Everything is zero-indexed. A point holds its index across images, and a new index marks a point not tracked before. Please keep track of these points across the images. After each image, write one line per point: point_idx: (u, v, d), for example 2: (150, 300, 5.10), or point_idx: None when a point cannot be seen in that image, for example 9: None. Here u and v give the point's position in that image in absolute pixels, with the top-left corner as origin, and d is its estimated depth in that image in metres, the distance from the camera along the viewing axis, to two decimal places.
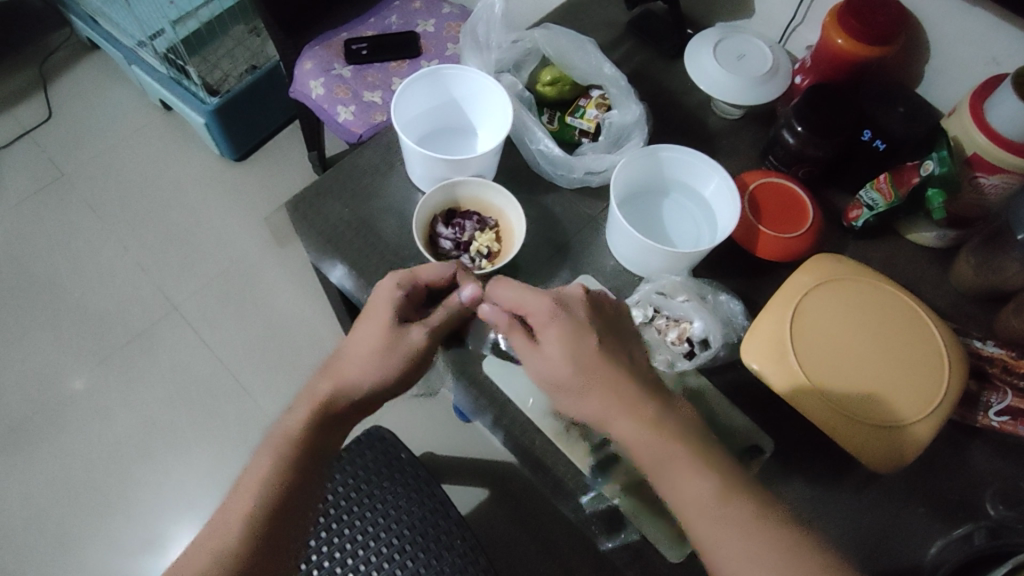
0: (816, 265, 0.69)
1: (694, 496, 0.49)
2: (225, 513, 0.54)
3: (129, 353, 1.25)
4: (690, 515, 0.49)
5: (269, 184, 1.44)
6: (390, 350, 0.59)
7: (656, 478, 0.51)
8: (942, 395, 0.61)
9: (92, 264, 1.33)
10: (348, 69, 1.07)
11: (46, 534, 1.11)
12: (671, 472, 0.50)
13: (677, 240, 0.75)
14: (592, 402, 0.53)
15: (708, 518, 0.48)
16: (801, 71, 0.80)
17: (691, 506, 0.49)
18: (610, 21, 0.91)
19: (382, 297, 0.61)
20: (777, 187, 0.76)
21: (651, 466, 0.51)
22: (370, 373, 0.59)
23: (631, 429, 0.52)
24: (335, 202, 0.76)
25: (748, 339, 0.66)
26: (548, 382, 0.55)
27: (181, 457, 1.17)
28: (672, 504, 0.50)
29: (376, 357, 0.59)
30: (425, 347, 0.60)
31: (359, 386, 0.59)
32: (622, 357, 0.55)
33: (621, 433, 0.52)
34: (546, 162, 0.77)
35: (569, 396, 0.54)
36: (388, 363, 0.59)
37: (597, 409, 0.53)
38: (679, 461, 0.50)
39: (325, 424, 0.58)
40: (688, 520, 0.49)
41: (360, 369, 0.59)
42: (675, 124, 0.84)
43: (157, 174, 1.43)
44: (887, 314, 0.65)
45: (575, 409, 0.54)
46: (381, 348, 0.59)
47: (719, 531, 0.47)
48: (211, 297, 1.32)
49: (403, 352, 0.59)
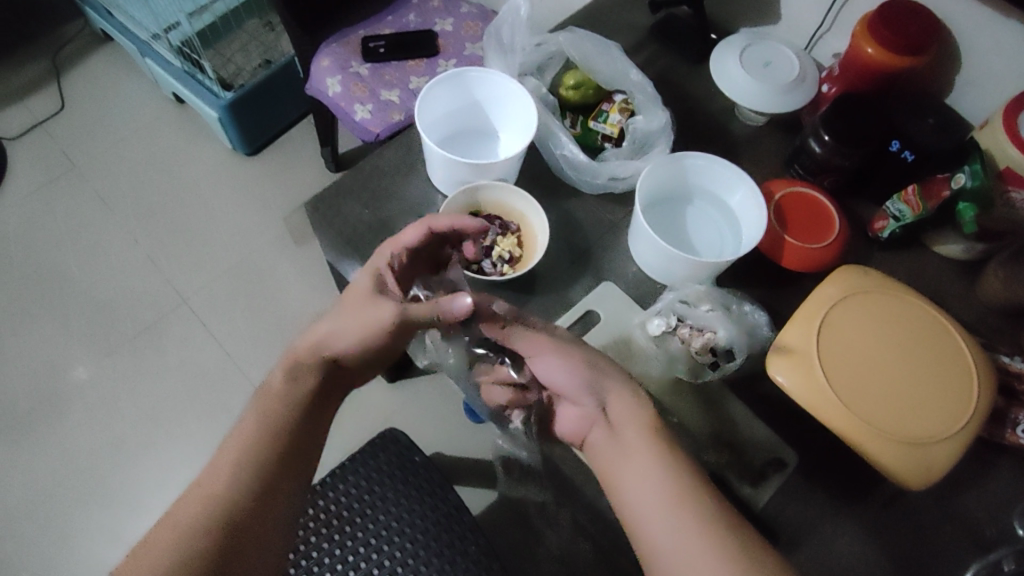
0: (845, 274, 0.70)
1: (656, 474, 0.54)
2: (218, 464, 0.56)
3: (136, 347, 1.25)
4: (644, 487, 0.53)
5: (279, 179, 1.41)
6: (365, 307, 0.60)
7: (626, 458, 0.56)
8: (969, 413, 0.62)
9: (97, 256, 1.32)
10: (365, 67, 1.07)
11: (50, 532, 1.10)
12: (645, 454, 0.55)
13: (701, 250, 0.74)
14: (597, 375, 0.60)
15: (663, 491, 0.52)
16: (828, 79, 0.79)
17: (645, 483, 0.53)
18: (632, 23, 0.90)
19: (369, 266, 0.64)
20: (801, 197, 0.75)
21: (626, 441, 0.56)
22: (347, 329, 0.60)
23: (626, 409, 0.58)
24: (355, 202, 0.76)
25: (774, 351, 0.67)
26: (537, 353, 0.62)
27: (185, 452, 1.17)
28: (631, 482, 0.54)
29: (355, 311, 0.60)
30: (395, 331, 0.60)
31: (331, 347, 0.61)
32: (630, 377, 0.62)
33: (612, 411, 0.59)
34: (569, 167, 0.76)
35: (565, 361, 0.61)
36: (359, 325, 0.60)
37: (594, 383, 0.60)
38: (652, 448, 0.55)
39: (298, 380, 0.61)
40: (639, 496, 0.53)
41: (336, 330, 0.61)
42: (698, 129, 0.83)
43: (163, 165, 1.41)
44: (915, 330, 0.66)
45: (566, 375, 0.61)
46: (361, 305, 0.60)
47: (669, 504, 0.52)
48: (220, 292, 1.30)
49: (373, 318, 0.59)
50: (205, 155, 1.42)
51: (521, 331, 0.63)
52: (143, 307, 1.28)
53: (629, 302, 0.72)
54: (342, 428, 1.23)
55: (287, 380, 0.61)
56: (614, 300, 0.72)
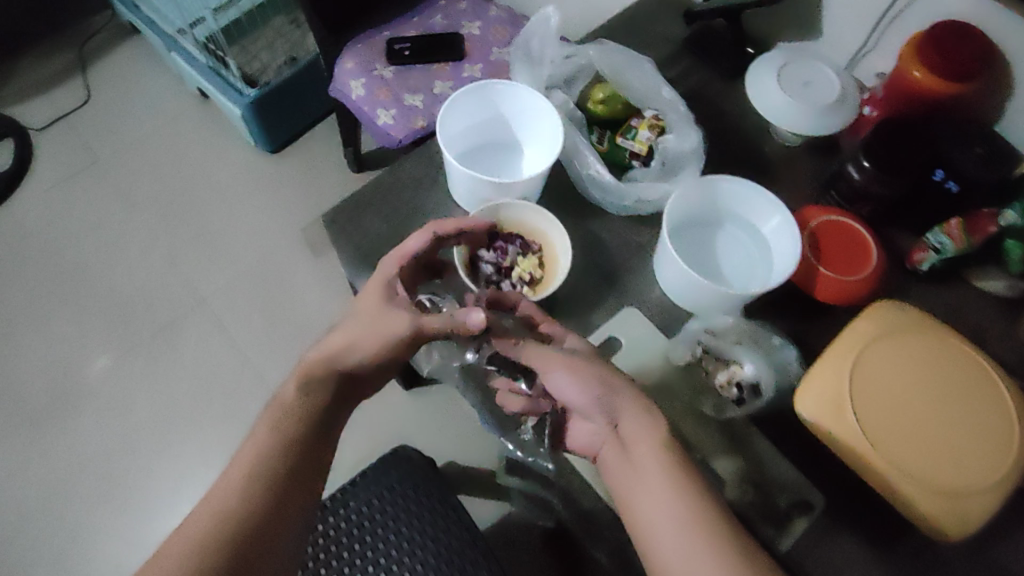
0: (880, 310, 0.67)
1: (670, 498, 0.51)
2: (229, 480, 0.53)
3: (155, 345, 1.25)
4: (658, 513, 0.51)
5: (301, 177, 1.40)
6: (380, 317, 0.61)
7: (640, 480, 0.53)
8: (1008, 463, 0.59)
9: (121, 252, 1.32)
10: (390, 70, 1.04)
11: (68, 529, 1.11)
12: (659, 476, 0.52)
13: (730, 278, 0.71)
14: (607, 390, 0.57)
15: (679, 518, 0.50)
16: (869, 101, 0.75)
17: (658, 508, 0.51)
18: (666, 35, 0.87)
19: (378, 274, 0.64)
20: (839, 226, 0.72)
21: (638, 459, 0.54)
22: (360, 338, 0.61)
23: (636, 425, 0.56)
24: (375, 216, 0.74)
25: (803, 389, 0.64)
26: (550, 368, 0.60)
27: (199, 453, 1.17)
28: (643, 507, 0.52)
29: (368, 321, 0.61)
30: (409, 341, 0.61)
31: (344, 357, 0.61)
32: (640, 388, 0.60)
33: (624, 428, 0.56)
34: (595, 187, 0.74)
35: (577, 375, 0.58)
36: (373, 336, 0.61)
37: (604, 395, 0.57)
38: (664, 467, 0.53)
39: (313, 388, 0.59)
40: (654, 520, 0.51)
41: (349, 339, 0.61)
42: (731, 149, 0.80)
43: (188, 161, 1.41)
44: (954, 370, 0.63)
45: (580, 392, 0.59)
46: (376, 315, 0.61)
47: (685, 531, 0.49)
48: (239, 291, 1.30)
49: (388, 329, 0.60)
50: (228, 152, 1.42)
51: (532, 348, 0.62)
52: (163, 305, 1.28)
53: (654, 329, 0.69)
54: (357, 434, 1.22)
55: (302, 390, 0.59)
56: (637, 326, 0.69)
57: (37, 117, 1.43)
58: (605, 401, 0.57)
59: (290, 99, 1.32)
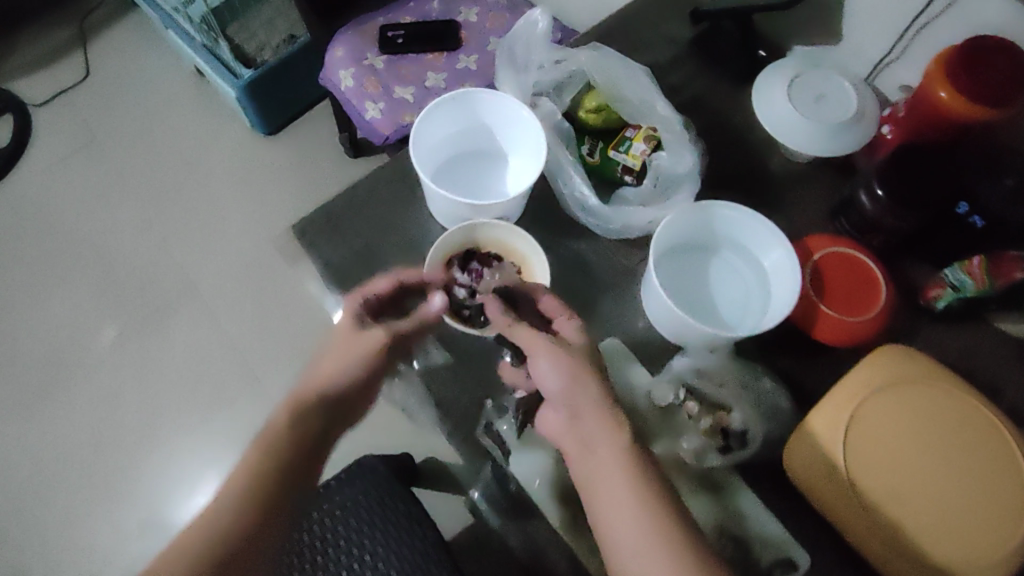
0: (889, 356, 0.61)
1: (638, 509, 0.48)
2: (213, 515, 0.51)
3: (145, 334, 1.22)
4: (629, 525, 0.48)
5: (297, 160, 1.35)
6: (355, 345, 0.58)
7: (604, 488, 0.50)
8: (1016, 542, 0.53)
9: (112, 235, 1.28)
10: (381, 59, 0.98)
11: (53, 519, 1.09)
12: (626, 485, 0.49)
13: (722, 310, 0.66)
14: (575, 385, 0.52)
15: (649, 530, 0.48)
16: (891, 119, 0.69)
17: (621, 516, 0.48)
18: (671, 36, 0.80)
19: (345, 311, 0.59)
20: (846, 259, 0.66)
21: (600, 460, 0.50)
22: (335, 370, 0.57)
23: (597, 424, 0.51)
24: (346, 226, 0.69)
25: (794, 440, 0.60)
26: (537, 354, 0.54)
27: (187, 447, 1.14)
28: (605, 513, 0.49)
29: (343, 354, 0.58)
30: (385, 352, 0.58)
31: (331, 385, 0.57)
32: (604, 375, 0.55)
33: (584, 429, 0.52)
34: (581, 209, 0.68)
35: (555, 366, 0.53)
36: (351, 354, 0.57)
37: (572, 393, 0.52)
38: (627, 471, 0.50)
39: (302, 417, 0.56)
40: (624, 533, 0.48)
41: (333, 367, 0.57)
42: (734, 165, 0.74)
43: (182, 141, 1.36)
44: (964, 432, 0.57)
45: (551, 385, 0.53)
46: (351, 346, 0.58)
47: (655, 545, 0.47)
48: (230, 279, 1.27)
49: (365, 352, 0.57)
50: (224, 132, 1.37)
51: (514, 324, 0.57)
52: (153, 292, 1.25)
53: (638, 365, 0.64)
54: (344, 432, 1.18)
55: (293, 419, 0.56)
56: (621, 361, 0.64)
57: (28, 88, 1.39)
58: (571, 400, 0.52)
59: (288, 83, 1.27)
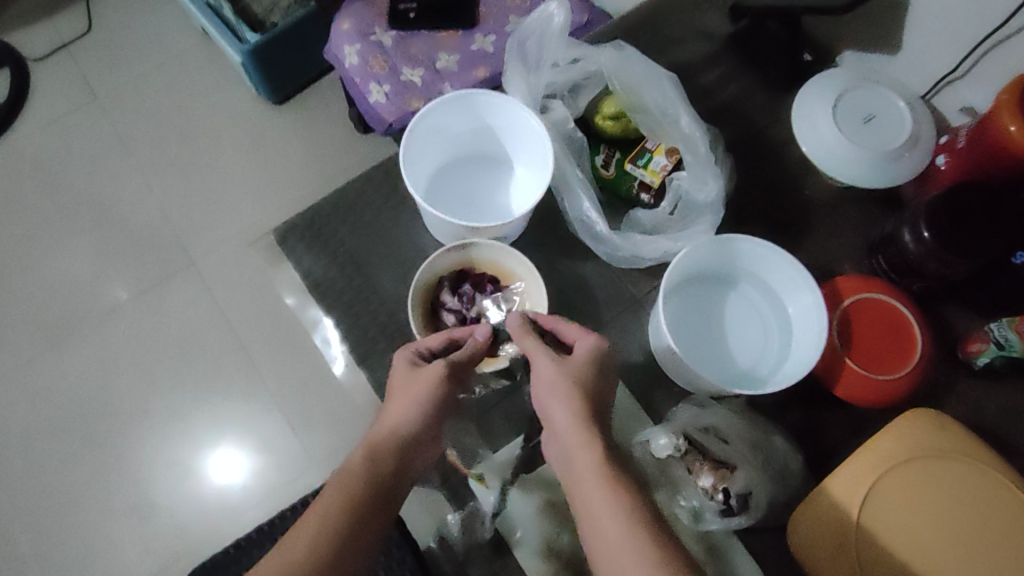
0: (909, 425, 0.54)
1: (604, 498, 0.40)
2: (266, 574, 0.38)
3: (115, 320, 0.95)
4: (596, 517, 0.39)
5: (302, 105, 1.06)
6: (415, 382, 0.49)
7: (575, 486, 0.42)
8: None
9: (87, 189, 1.02)
10: (389, 35, 0.88)
11: (31, 556, 0.85)
12: (591, 475, 0.41)
13: (734, 353, 0.60)
14: (551, 384, 0.47)
15: (617, 520, 0.39)
16: (946, 148, 0.61)
17: (598, 520, 0.39)
18: (706, 28, 0.73)
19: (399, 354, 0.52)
20: (877, 307, 0.59)
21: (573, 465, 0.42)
22: (396, 411, 0.47)
23: (566, 419, 0.45)
24: (335, 232, 0.65)
25: (800, 508, 0.54)
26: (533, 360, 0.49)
27: (167, 460, 0.89)
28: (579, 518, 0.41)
29: (402, 397, 0.48)
30: (449, 383, 0.49)
31: (399, 427, 0.47)
32: (603, 383, 0.48)
33: (556, 430, 0.46)
34: (588, 233, 0.62)
35: (538, 366, 0.49)
36: (413, 391, 0.48)
37: (549, 392, 0.47)
38: (601, 477, 0.41)
39: (383, 463, 0.45)
40: (595, 528, 0.39)
41: (402, 407, 0.48)
42: (763, 184, 0.66)
43: (162, 79, 1.09)
44: (993, 514, 0.50)
45: (540, 392, 0.48)
46: (408, 384, 0.49)
47: (627, 538, 0.38)
48: (231, 251, 0.99)
49: (427, 385, 0.48)
50: (228, 74, 1.09)
51: (526, 336, 0.51)
52: (150, 265, 0.98)
53: (633, 408, 0.60)
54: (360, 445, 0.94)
55: (370, 463, 0.44)
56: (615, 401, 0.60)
57: (22, 28, 1.12)
58: (546, 396, 0.47)
59: (305, 50, 0.99)
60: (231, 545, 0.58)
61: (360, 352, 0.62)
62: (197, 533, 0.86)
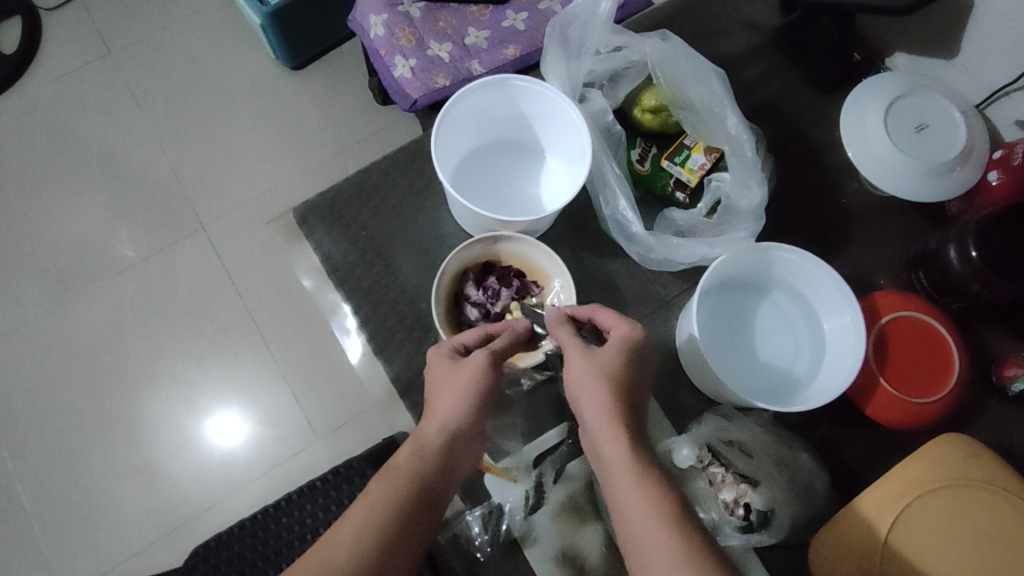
0: (944, 451, 0.52)
1: (630, 488, 0.37)
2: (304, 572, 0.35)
3: (122, 282, 0.91)
4: (620, 506, 0.37)
5: (324, 67, 1.01)
6: (455, 375, 0.45)
7: (600, 475, 0.39)
8: None
9: (99, 143, 0.98)
10: (419, 6, 0.83)
11: (34, 520, 0.82)
12: (617, 466, 0.38)
13: (766, 365, 0.58)
14: (582, 373, 0.44)
15: (644, 511, 0.36)
16: (999, 164, 0.58)
17: (631, 518, 0.36)
18: (754, 19, 0.70)
19: (438, 350, 0.48)
20: (914, 326, 0.57)
21: (605, 460, 0.39)
22: (442, 406, 0.43)
23: (597, 407, 0.42)
24: (358, 214, 0.63)
25: (826, 529, 0.53)
26: (566, 349, 0.46)
27: (170, 428, 0.85)
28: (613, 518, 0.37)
29: (445, 392, 0.44)
30: (494, 374, 0.45)
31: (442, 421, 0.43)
32: (641, 376, 0.45)
33: (583, 421, 0.43)
34: (619, 231, 0.60)
35: (568, 354, 0.46)
36: (454, 384, 0.44)
37: (581, 381, 0.43)
38: (634, 469, 0.38)
39: (426, 458, 0.41)
40: (621, 520, 0.37)
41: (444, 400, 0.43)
42: (803, 189, 0.64)
43: (180, 33, 1.03)
44: None
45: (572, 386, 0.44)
46: (451, 378, 0.45)
47: (654, 531, 0.35)
48: (242, 217, 0.94)
49: (469, 376, 0.44)
50: (247, 31, 1.04)
51: (558, 328, 0.48)
52: (161, 224, 0.94)
53: (657, 415, 0.58)
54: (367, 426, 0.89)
55: (413, 460, 0.40)
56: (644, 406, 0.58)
57: None
58: (577, 385, 0.44)
59: (329, 13, 0.94)
60: (240, 522, 0.56)
61: (378, 340, 0.60)
62: (201, 503, 0.83)
